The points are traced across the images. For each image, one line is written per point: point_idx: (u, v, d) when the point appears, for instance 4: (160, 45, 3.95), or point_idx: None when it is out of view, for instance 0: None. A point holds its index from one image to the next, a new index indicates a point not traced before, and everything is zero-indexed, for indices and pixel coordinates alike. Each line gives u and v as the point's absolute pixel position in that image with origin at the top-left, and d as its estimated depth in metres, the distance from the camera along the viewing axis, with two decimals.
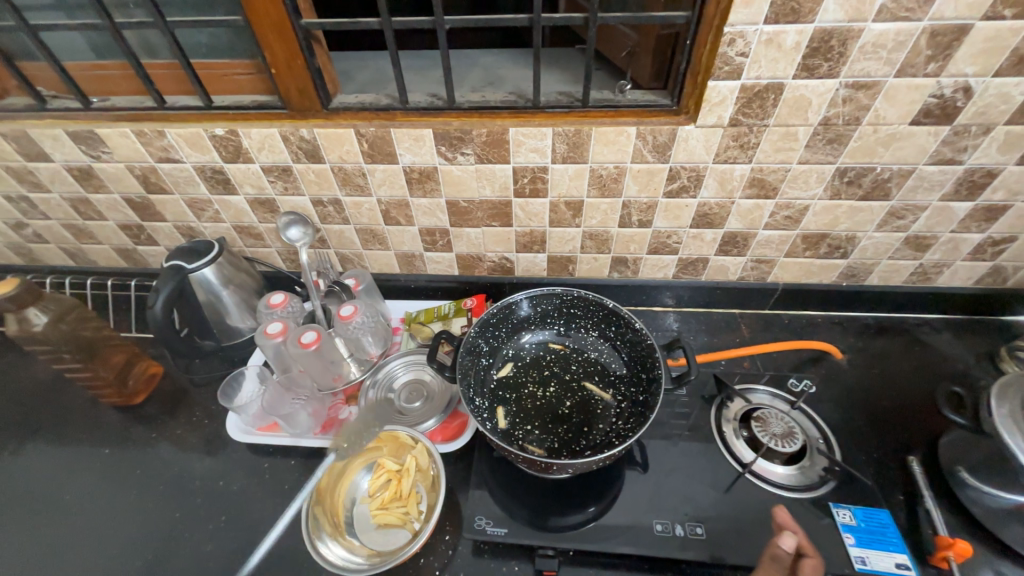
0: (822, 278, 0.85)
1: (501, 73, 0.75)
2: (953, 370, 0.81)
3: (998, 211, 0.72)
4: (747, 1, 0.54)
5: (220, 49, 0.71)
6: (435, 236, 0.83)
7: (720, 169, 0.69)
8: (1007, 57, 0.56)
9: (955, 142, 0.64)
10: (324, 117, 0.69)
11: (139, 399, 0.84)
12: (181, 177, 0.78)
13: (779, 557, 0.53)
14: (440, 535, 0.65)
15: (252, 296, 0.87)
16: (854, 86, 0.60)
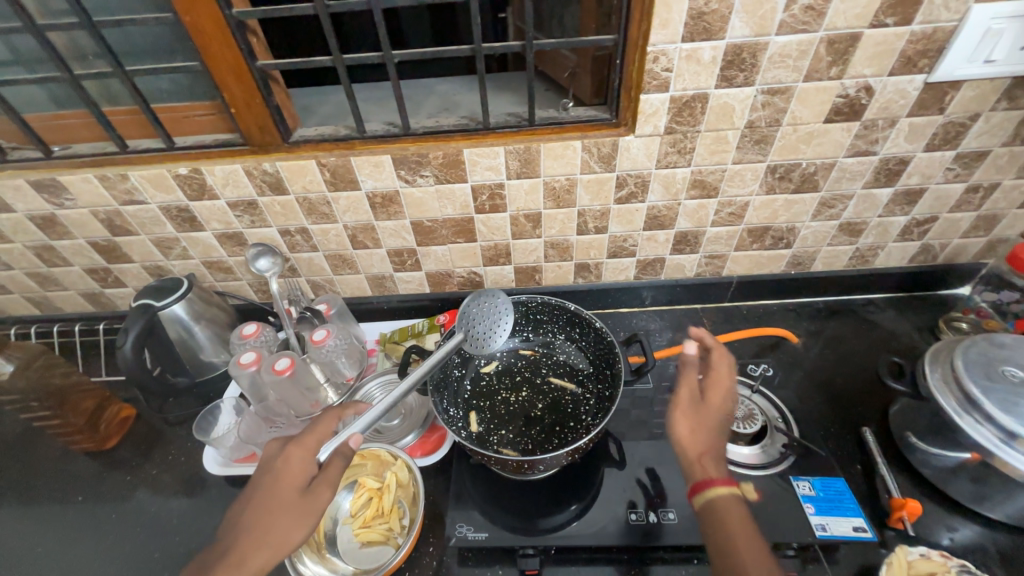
0: (772, 269, 0.90)
1: (456, 99, 0.80)
2: (898, 344, 0.87)
3: (916, 194, 0.78)
4: (663, 23, 0.60)
5: (181, 92, 0.74)
6: (403, 256, 0.86)
7: (663, 174, 0.75)
8: (897, 59, 0.63)
9: (867, 135, 0.71)
10: (285, 150, 0.72)
11: (111, 444, 0.83)
12: (147, 218, 0.80)
13: (690, 362, 0.61)
14: (423, 548, 0.66)
15: (225, 330, 0.87)
16: (769, 92, 0.66)
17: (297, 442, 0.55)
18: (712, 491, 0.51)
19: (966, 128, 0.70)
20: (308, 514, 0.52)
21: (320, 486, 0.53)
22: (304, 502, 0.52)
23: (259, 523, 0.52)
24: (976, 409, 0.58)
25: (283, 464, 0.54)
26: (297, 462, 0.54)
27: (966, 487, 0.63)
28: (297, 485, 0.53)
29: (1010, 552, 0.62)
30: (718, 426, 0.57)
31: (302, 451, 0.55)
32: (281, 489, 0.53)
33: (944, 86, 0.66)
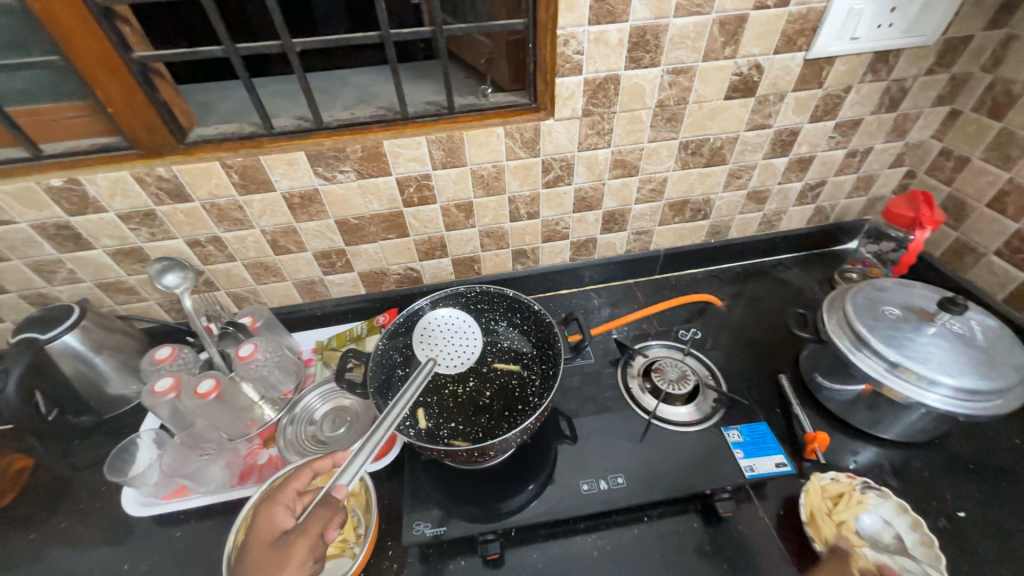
0: (694, 239, 0.97)
1: (371, 90, 0.76)
2: (804, 298, 0.97)
3: (807, 161, 0.87)
4: (570, 6, 0.61)
5: (43, 91, 0.64)
6: (332, 257, 0.82)
7: (586, 156, 0.77)
8: (780, 38, 0.69)
9: (762, 109, 0.77)
10: (181, 152, 0.66)
11: (5, 502, 0.72)
12: (18, 239, 0.69)
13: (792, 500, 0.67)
14: (382, 553, 0.64)
15: (133, 357, 0.79)
16: (674, 72, 0.70)
17: (271, 500, 0.54)
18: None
19: (841, 99, 0.79)
20: (284, 568, 0.47)
21: (294, 537, 0.48)
22: (278, 556, 0.47)
23: None
24: (866, 345, 0.66)
25: (260, 523, 0.51)
26: (273, 519, 0.52)
27: (863, 415, 0.72)
28: (274, 542, 0.50)
29: (900, 464, 0.72)
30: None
31: (277, 507, 0.53)
32: (256, 552, 0.49)
33: (820, 62, 0.73)
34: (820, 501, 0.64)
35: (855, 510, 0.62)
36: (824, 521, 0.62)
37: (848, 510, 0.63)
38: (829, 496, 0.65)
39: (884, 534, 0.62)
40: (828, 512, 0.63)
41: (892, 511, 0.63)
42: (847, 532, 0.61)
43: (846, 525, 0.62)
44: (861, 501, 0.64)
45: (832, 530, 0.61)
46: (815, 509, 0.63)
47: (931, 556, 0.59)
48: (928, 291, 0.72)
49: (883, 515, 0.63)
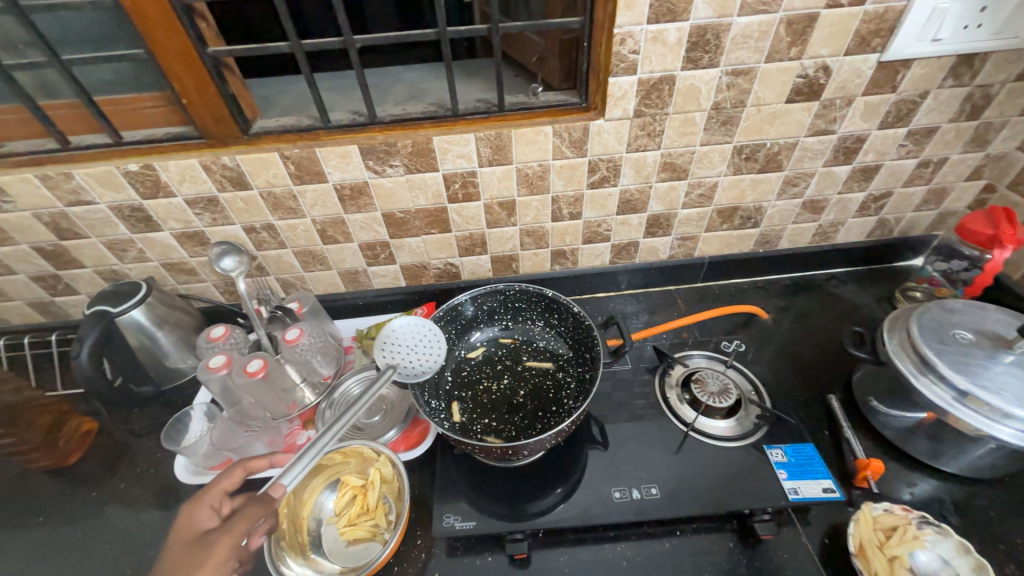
0: (741, 248, 0.93)
1: (423, 86, 0.78)
2: (859, 315, 0.92)
3: (872, 170, 0.82)
4: (629, 5, 0.60)
5: (126, 83, 0.69)
6: (376, 249, 0.84)
7: (634, 157, 0.75)
8: (852, 39, 0.65)
9: (826, 114, 0.73)
10: (244, 142, 0.69)
11: (73, 459, 0.79)
12: (97, 219, 0.75)
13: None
14: (411, 541, 0.65)
15: (190, 334, 0.84)
16: (733, 73, 0.67)
17: (195, 500, 0.57)
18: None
19: (916, 105, 0.73)
20: (202, 565, 0.49)
21: (216, 537, 0.51)
22: (203, 551, 0.50)
23: None
24: (931, 370, 0.61)
25: (182, 522, 0.56)
26: (195, 518, 0.56)
27: (923, 444, 0.67)
28: (191, 544, 0.53)
29: (962, 501, 0.66)
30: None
31: (200, 507, 0.57)
32: (171, 555, 0.52)
33: (896, 64, 0.69)
34: (870, 532, 0.60)
35: (910, 545, 0.58)
36: (874, 553, 0.58)
37: (903, 544, 0.58)
38: (880, 528, 0.61)
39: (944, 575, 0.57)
40: (879, 545, 0.59)
41: (954, 551, 0.58)
42: (900, 567, 0.57)
43: (899, 560, 0.57)
44: (918, 536, 0.59)
45: (883, 564, 0.57)
46: (864, 540, 0.59)
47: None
48: (1004, 315, 0.66)
49: (942, 553, 0.58)
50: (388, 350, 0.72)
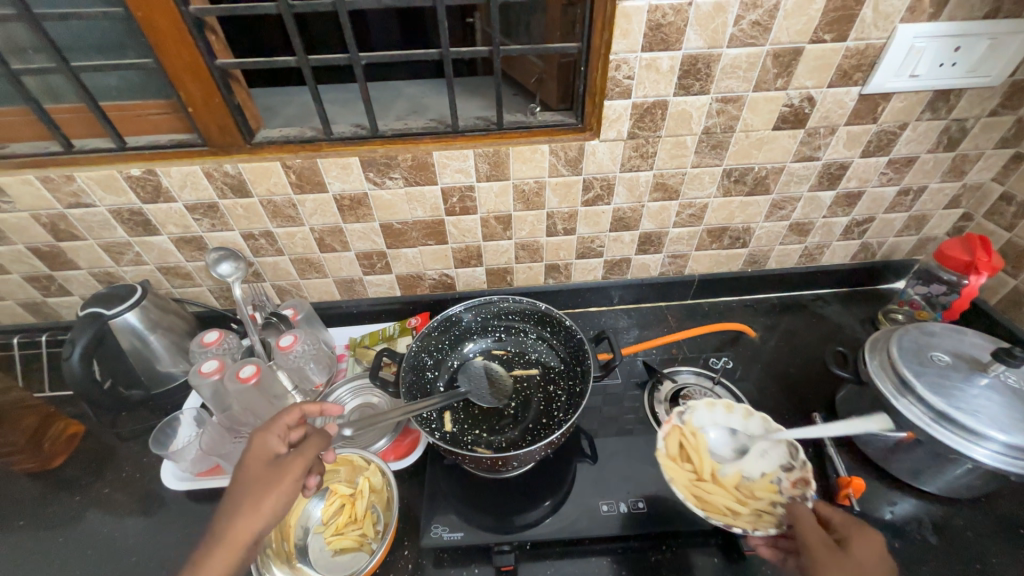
0: (730, 267, 0.95)
1: (424, 102, 0.80)
2: (843, 335, 0.94)
3: (855, 197, 0.85)
4: (624, 33, 0.63)
5: (132, 89, 0.70)
6: (373, 259, 0.85)
7: (627, 177, 0.78)
8: (834, 72, 0.69)
9: (811, 142, 0.76)
10: (247, 151, 0.70)
11: (57, 462, 0.78)
12: (96, 221, 0.75)
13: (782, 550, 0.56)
14: (398, 552, 0.65)
15: (183, 338, 0.84)
16: (723, 101, 0.70)
17: (263, 427, 0.55)
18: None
19: (896, 136, 0.77)
20: (286, 483, 0.50)
21: (296, 458, 0.52)
22: (283, 473, 0.51)
23: (232, 501, 0.49)
24: (910, 392, 0.63)
25: (253, 447, 0.53)
26: (265, 441, 0.53)
27: (903, 464, 0.68)
28: (272, 465, 0.52)
29: (941, 521, 0.68)
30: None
31: (275, 432, 0.54)
32: (250, 485, 0.50)
33: (877, 97, 0.72)
34: (683, 476, 0.64)
35: (698, 445, 0.66)
36: (707, 490, 0.62)
37: (700, 459, 0.65)
38: (677, 462, 0.65)
39: (729, 440, 0.69)
40: (697, 477, 0.64)
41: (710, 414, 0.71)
42: (716, 474, 0.64)
43: (712, 470, 0.65)
44: (691, 436, 0.67)
45: (716, 491, 0.62)
46: (689, 487, 0.63)
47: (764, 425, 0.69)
48: (981, 340, 0.69)
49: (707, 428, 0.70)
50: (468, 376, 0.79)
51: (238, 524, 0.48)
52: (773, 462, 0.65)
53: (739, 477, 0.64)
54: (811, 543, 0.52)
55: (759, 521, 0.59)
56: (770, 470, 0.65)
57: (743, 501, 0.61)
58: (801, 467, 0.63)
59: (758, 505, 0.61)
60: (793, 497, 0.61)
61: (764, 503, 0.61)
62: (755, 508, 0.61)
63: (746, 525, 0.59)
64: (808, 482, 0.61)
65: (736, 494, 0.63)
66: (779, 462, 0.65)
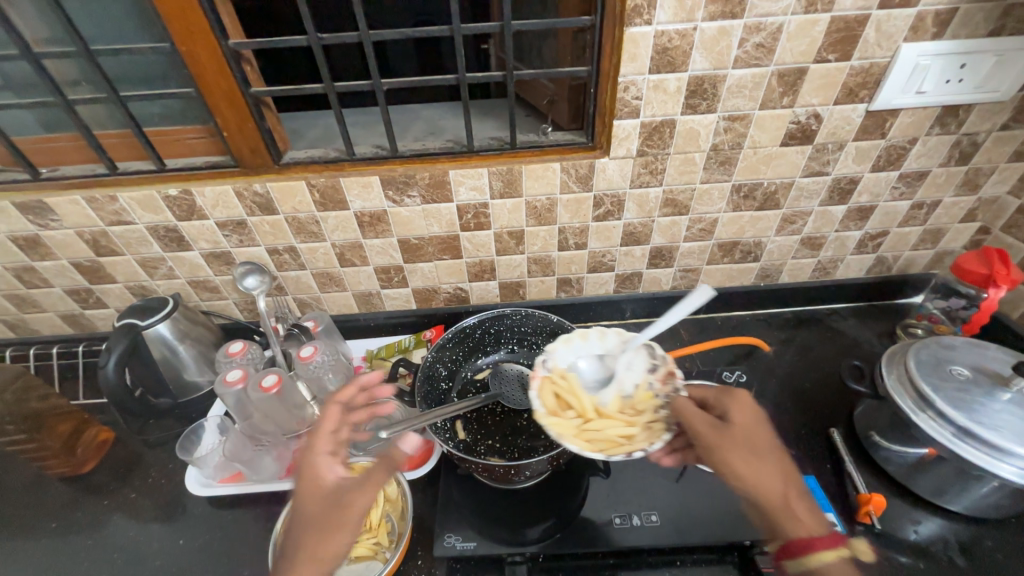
0: (742, 281, 0.96)
1: (441, 124, 0.84)
2: (860, 350, 0.93)
3: (867, 211, 0.85)
4: (632, 57, 0.66)
5: (173, 116, 0.76)
6: (390, 273, 0.88)
7: (637, 194, 0.80)
8: (840, 90, 0.70)
9: (819, 157, 0.77)
10: (275, 171, 0.75)
11: (88, 468, 0.81)
12: (133, 238, 0.80)
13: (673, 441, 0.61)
14: (412, 561, 0.66)
15: (209, 349, 0.87)
16: (730, 119, 0.72)
17: (311, 451, 0.56)
18: (816, 552, 0.52)
19: (906, 151, 0.78)
20: (349, 519, 0.52)
21: (359, 493, 0.53)
22: (345, 510, 0.52)
23: (301, 534, 0.52)
24: (930, 407, 0.62)
25: (309, 478, 0.55)
26: (320, 472, 0.55)
27: (926, 481, 0.67)
28: (330, 498, 0.53)
29: (969, 542, 0.66)
30: (756, 446, 0.57)
31: (328, 464, 0.55)
32: (314, 521, 0.52)
33: (884, 113, 0.73)
34: (571, 426, 0.62)
35: (572, 383, 0.67)
36: (596, 426, 0.62)
37: (577, 402, 0.65)
38: (560, 416, 0.64)
39: (597, 370, 0.71)
40: (583, 418, 0.64)
41: (567, 350, 0.72)
42: (598, 408, 0.65)
43: (595, 408, 0.65)
44: (561, 381, 0.67)
45: (604, 425, 0.62)
46: (580, 435, 0.62)
47: (619, 341, 0.73)
48: (1004, 355, 0.67)
49: (576, 363, 0.72)
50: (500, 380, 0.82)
51: (306, 562, 0.50)
52: (642, 370, 0.69)
53: (618, 399, 0.66)
54: (703, 432, 0.57)
55: (651, 432, 0.61)
56: (640, 380, 0.68)
57: (631, 421, 0.63)
58: (661, 362, 0.69)
59: (642, 420, 0.63)
60: (667, 394, 0.65)
61: (647, 411, 0.64)
62: (643, 423, 0.63)
63: (640, 442, 0.60)
64: (672, 374, 0.67)
65: (622, 417, 0.64)
66: (645, 368, 0.69)
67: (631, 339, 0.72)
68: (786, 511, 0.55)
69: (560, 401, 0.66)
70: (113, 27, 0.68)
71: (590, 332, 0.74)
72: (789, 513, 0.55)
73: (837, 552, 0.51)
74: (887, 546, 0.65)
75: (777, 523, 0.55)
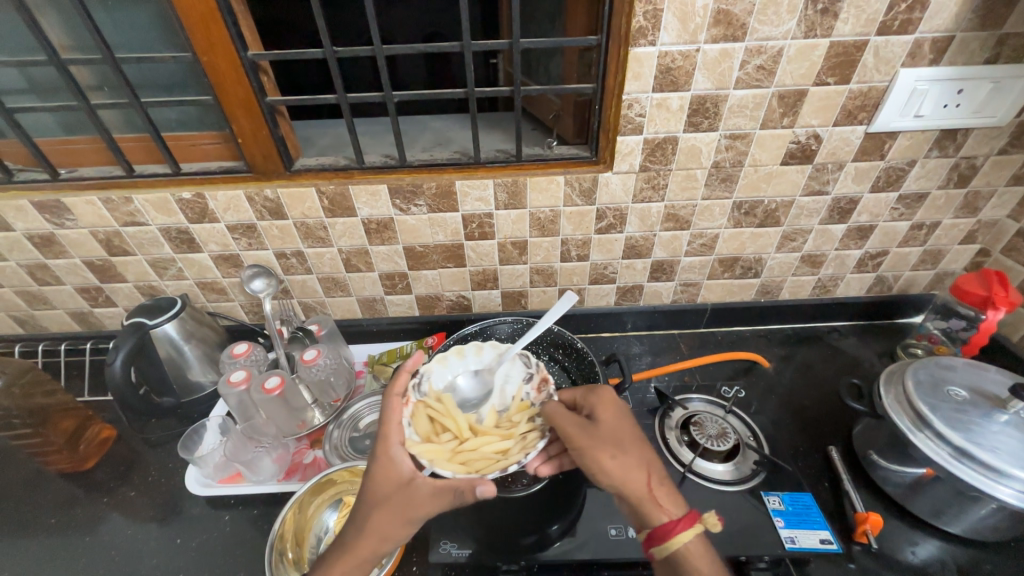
0: (743, 296, 0.96)
1: (448, 135, 0.86)
2: (860, 368, 0.93)
3: (867, 230, 0.86)
4: (636, 76, 0.67)
5: (190, 122, 0.78)
6: (395, 279, 0.90)
7: (639, 208, 0.81)
8: (839, 112, 0.72)
9: (819, 176, 0.79)
10: (286, 177, 0.77)
11: (88, 465, 0.82)
12: (145, 239, 0.82)
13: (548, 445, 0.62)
14: (407, 567, 0.66)
15: (213, 349, 0.88)
16: (731, 137, 0.74)
17: (386, 441, 0.58)
18: (675, 536, 0.52)
19: (905, 172, 0.79)
20: (412, 517, 0.55)
21: (427, 500, 0.55)
22: (412, 509, 0.55)
23: (367, 517, 0.55)
24: (928, 427, 0.62)
25: (384, 468, 0.56)
26: (394, 463, 0.57)
27: (923, 501, 0.67)
28: (402, 492, 0.55)
29: (967, 564, 0.65)
30: (618, 439, 0.58)
31: (401, 455, 0.57)
32: (380, 510, 0.55)
33: (882, 136, 0.75)
34: (445, 451, 0.61)
35: (445, 403, 0.65)
36: (470, 446, 0.62)
37: (452, 424, 0.63)
38: (434, 442, 0.62)
39: (474, 385, 0.71)
40: (460, 439, 0.62)
41: (442, 369, 0.70)
42: (475, 426, 0.64)
43: (471, 427, 0.64)
44: (435, 404, 0.65)
45: (479, 444, 0.62)
46: (455, 459, 0.60)
47: (494, 354, 0.73)
48: (1004, 377, 0.68)
49: (451, 381, 0.70)
50: None
51: (365, 541, 0.55)
52: (517, 380, 0.70)
53: (494, 414, 0.67)
54: (569, 433, 0.58)
55: (526, 444, 0.62)
56: (517, 390, 0.69)
57: (507, 434, 0.63)
58: (535, 370, 0.69)
59: (516, 433, 0.63)
60: (541, 403, 0.66)
61: (523, 421, 0.65)
62: (518, 435, 0.63)
63: (515, 455, 0.61)
64: (545, 381, 0.68)
65: (498, 431, 0.64)
66: (521, 378, 0.70)
67: (505, 350, 0.73)
68: (652, 501, 0.54)
69: (434, 424, 0.64)
70: (136, 36, 0.70)
71: (466, 348, 0.73)
72: (654, 502, 0.54)
73: (694, 531, 0.52)
74: (883, 567, 0.65)
75: (644, 512, 0.54)
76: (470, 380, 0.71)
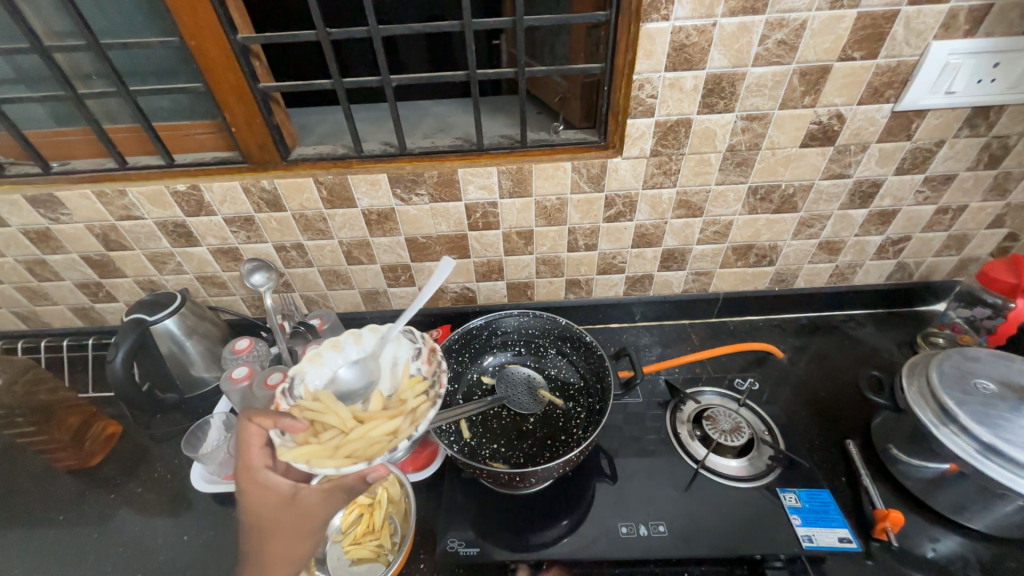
0: (757, 285, 0.93)
1: (451, 120, 0.83)
2: (877, 359, 0.90)
3: (889, 215, 0.82)
4: (647, 54, 0.64)
5: (182, 111, 0.75)
6: (397, 271, 0.87)
7: (650, 195, 0.78)
8: (865, 89, 0.67)
9: (840, 159, 0.75)
10: (283, 167, 0.74)
11: (95, 461, 0.82)
12: (142, 233, 0.80)
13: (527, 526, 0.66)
14: (414, 565, 0.65)
15: (216, 345, 0.87)
16: (748, 118, 0.70)
17: (249, 471, 0.60)
18: None
19: (932, 153, 0.75)
20: None
21: None
22: None
23: None
24: (952, 421, 0.60)
25: None
26: None
27: (946, 497, 0.64)
28: None
29: (990, 561, 0.63)
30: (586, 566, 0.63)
31: None
32: None
33: (910, 114, 0.70)
34: (327, 448, 0.59)
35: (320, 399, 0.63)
36: (354, 434, 0.60)
37: (333, 420, 0.61)
38: (316, 442, 0.61)
39: (355, 374, 0.68)
40: (344, 432, 0.61)
41: (318, 367, 0.67)
42: (360, 414, 0.63)
43: (355, 417, 0.62)
44: (312, 403, 0.62)
45: (364, 431, 0.60)
46: (337, 454, 0.59)
47: (376, 339, 0.69)
48: None
49: (326, 375, 0.67)
50: (505, 383, 0.81)
51: None
52: (406, 358, 0.69)
53: (380, 398, 0.64)
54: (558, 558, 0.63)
55: (414, 417, 0.62)
56: (405, 367, 0.68)
57: (395, 413, 0.62)
58: (423, 344, 0.70)
59: (403, 409, 0.63)
60: (432, 375, 0.66)
61: (411, 396, 0.64)
62: (404, 411, 0.62)
63: (403, 432, 0.60)
64: (433, 352, 0.68)
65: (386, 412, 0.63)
66: (408, 356, 0.69)
67: (387, 332, 0.69)
68: None
69: (315, 426, 0.62)
70: (122, 20, 0.67)
71: (343, 340, 0.69)
72: None
73: None
74: (903, 564, 0.63)
75: None
76: (353, 370, 0.68)
